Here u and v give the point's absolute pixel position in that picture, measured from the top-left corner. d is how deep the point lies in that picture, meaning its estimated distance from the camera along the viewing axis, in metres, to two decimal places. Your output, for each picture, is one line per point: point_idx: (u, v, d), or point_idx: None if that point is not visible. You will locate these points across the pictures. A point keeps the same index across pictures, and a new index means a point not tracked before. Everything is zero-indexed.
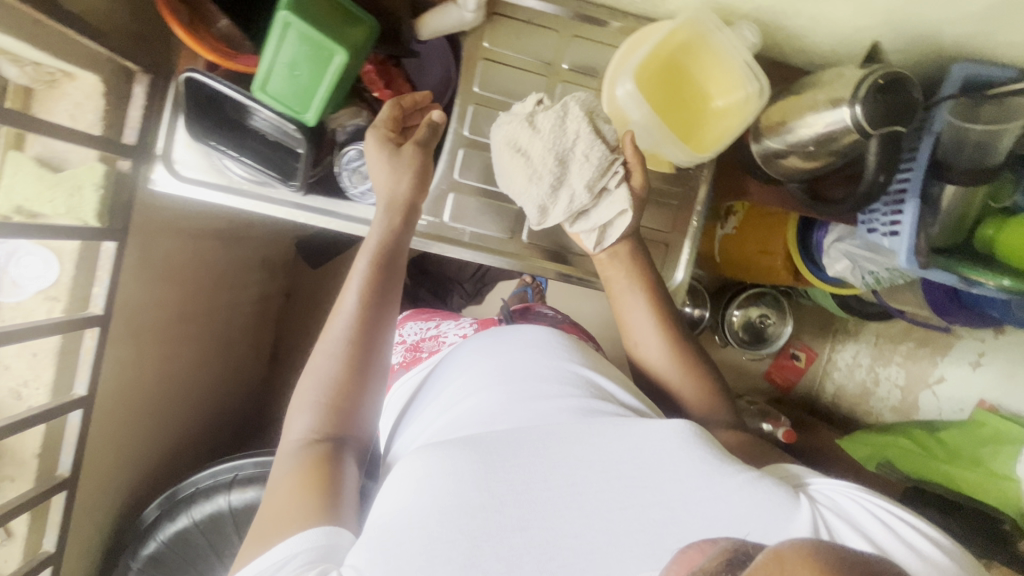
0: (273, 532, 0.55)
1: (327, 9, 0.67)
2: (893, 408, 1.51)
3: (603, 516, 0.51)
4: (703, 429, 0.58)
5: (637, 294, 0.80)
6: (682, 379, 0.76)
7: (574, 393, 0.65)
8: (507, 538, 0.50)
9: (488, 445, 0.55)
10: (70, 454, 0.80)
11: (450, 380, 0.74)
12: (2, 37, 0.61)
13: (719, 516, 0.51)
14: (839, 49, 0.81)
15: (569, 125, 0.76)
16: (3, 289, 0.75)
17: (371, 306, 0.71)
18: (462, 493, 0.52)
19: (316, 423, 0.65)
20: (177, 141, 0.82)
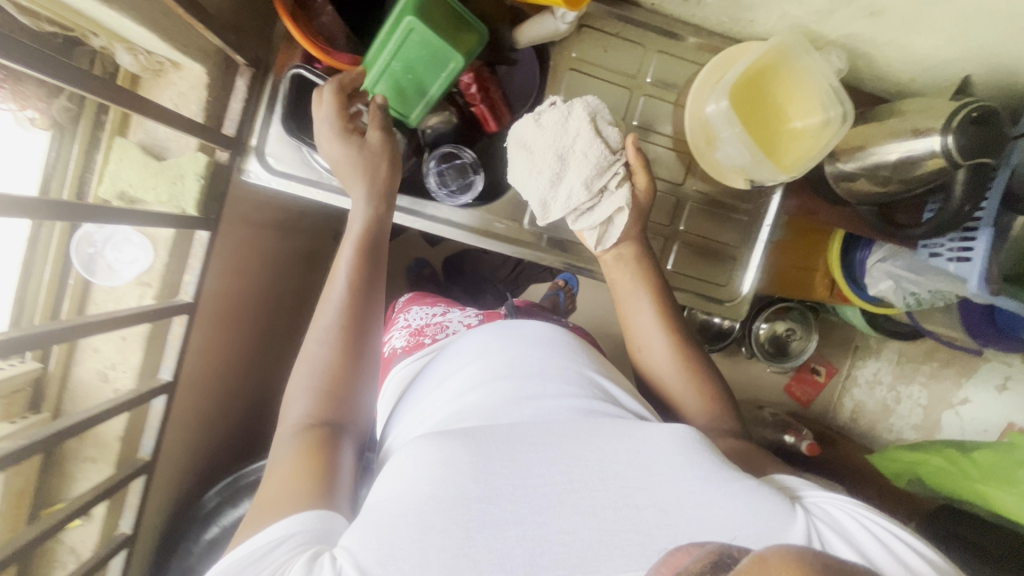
0: (262, 515, 0.53)
1: (446, 15, 0.69)
2: (916, 425, 1.58)
3: (596, 514, 0.50)
4: (701, 435, 0.57)
5: (644, 298, 0.81)
6: (682, 384, 0.77)
7: (577, 391, 0.63)
8: (499, 532, 0.48)
9: (487, 436, 0.53)
10: (153, 437, 0.81)
11: (449, 364, 0.71)
12: (135, 26, 0.62)
13: (711, 521, 0.50)
14: (919, 79, 0.83)
15: (571, 123, 0.76)
16: (99, 273, 0.76)
17: (360, 295, 0.69)
18: (459, 484, 0.50)
19: (312, 407, 0.63)
20: (270, 135, 0.81)
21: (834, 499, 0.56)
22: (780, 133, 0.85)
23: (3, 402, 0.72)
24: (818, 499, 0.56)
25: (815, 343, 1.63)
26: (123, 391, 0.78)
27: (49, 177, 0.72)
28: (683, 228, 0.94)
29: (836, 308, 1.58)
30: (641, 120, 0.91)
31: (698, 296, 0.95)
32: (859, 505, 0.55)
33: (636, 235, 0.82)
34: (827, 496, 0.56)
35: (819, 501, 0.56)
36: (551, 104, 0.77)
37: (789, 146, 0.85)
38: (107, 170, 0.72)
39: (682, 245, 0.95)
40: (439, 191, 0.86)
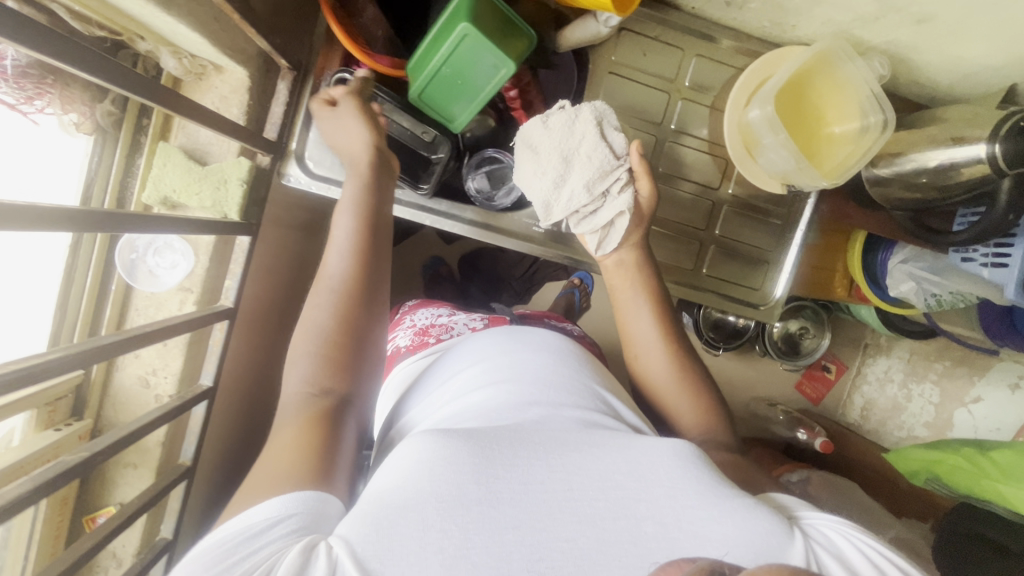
0: (250, 495, 0.48)
1: (494, 15, 0.68)
2: (927, 424, 1.50)
3: (595, 523, 0.48)
4: (701, 450, 0.55)
5: (641, 299, 0.78)
6: (678, 393, 0.73)
7: (580, 402, 0.61)
8: (498, 535, 0.46)
9: (489, 439, 0.51)
10: (193, 443, 0.81)
11: (450, 371, 0.69)
12: (186, 31, 0.61)
13: (710, 538, 0.48)
14: (958, 84, 0.83)
15: (578, 127, 0.76)
16: (141, 279, 0.76)
17: (363, 280, 0.64)
18: (458, 483, 0.47)
19: (313, 374, 0.59)
20: (309, 140, 0.80)
21: (833, 522, 0.54)
22: (817, 138, 0.85)
23: (46, 410, 0.72)
24: (815, 518, 0.55)
25: (828, 342, 1.64)
26: (165, 397, 0.78)
27: (91, 183, 0.71)
28: (718, 232, 0.95)
29: (851, 308, 1.55)
30: (678, 123, 0.91)
31: (732, 301, 0.96)
32: (856, 529, 0.54)
33: (639, 242, 0.80)
34: (825, 518, 0.55)
35: (816, 523, 0.54)
36: (564, 107, 0.77)
37: (826, 152, 0.85)
38: (150, 175, 0.72)
39: (717, 248, 0.95)
40: (475, 192, 0.87)
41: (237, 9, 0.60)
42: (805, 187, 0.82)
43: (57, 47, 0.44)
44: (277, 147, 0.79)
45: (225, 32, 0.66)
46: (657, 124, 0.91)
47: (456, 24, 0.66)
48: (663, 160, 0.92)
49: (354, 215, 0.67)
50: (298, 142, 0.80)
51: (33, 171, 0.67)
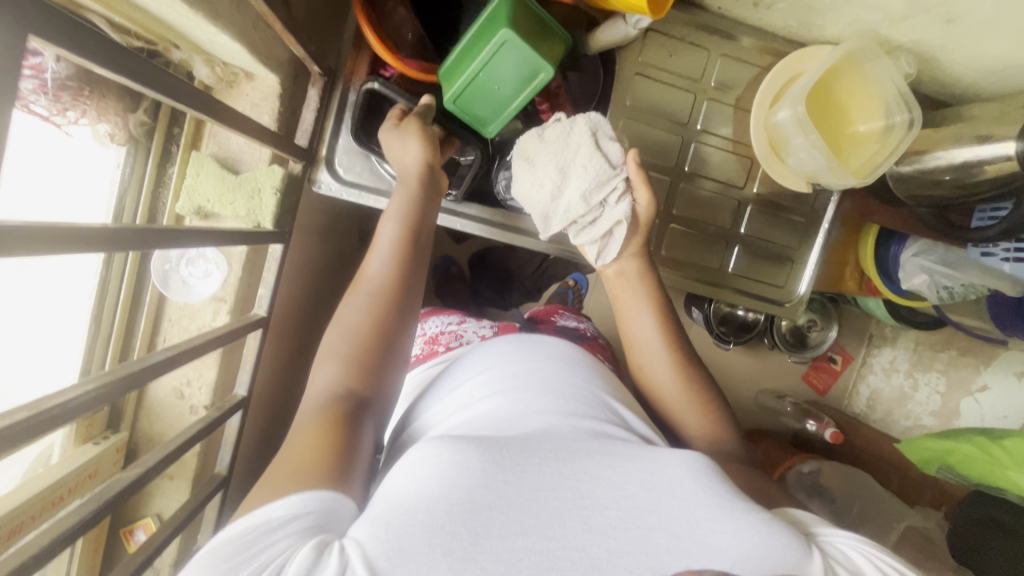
0: (267, 493, 0.47)
1: (532, 23, 0.68)
2: (933, 413, 1.52)
3: (606, 533, 0.46)
4: (716, 463, 0.53)
5: (642, 306, 0.78)
6: (681, 401, 0.73)
7: (593, 414, 0.61)
8: (508, 541, 0.44)
9: (500, 441, 0.49)
10: (229, 453, 0.80)
11: (460, 380, 0.69)
12: (226, 40, 0.60)
13: (724, 551, 0.47)
14: (982, 82, 0.84)
15: (574, 139, 0.76)
16: (174, 289, 0.76)
17: (400, 286, 0.64)
18: (468, 489, 0.46)
19: (345, 370, 0.59)
20: (340, 145, 0.80)
21: (848, 539, 0.54)
22: (842, 137, 0.86)
23: (83, 424, 0.73)
24: (833, 535, 0.54)
25: (835, 332, 1.63)
26: (201, 408, 0.77)
27: (124, 194, 0.71)
28: (744, 230, 0.95)
29: (858, 300, 1.57)
30: (702, 123, 0.92)
31: (757, 299, 0.97)
32: (870, 546, 0.53)
33: (640, 251, 0.80)
34: (840, 535, 0.54)
35: (833, 542, 0.53)
36: (563, 120, 0.77)
37: (852, 150, 0.86)
38: (184, 185, 0.72)
39: (741, 247, 0.96)
40: (504, 196, 0.89)
41: (280, 18, 0.59)
42: (833, 186, 0.82)
43: (148, 77, 0.44)
44: (308, 154, 0.79)
45: (261, 40, 0.66)
46: (683, 125, 0.91)
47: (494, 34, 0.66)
48: (687, 160, 0.93)
49: (399, 224, 0.67)
50: (328, 149, 0.80)
51: (67, 184, 0.66)
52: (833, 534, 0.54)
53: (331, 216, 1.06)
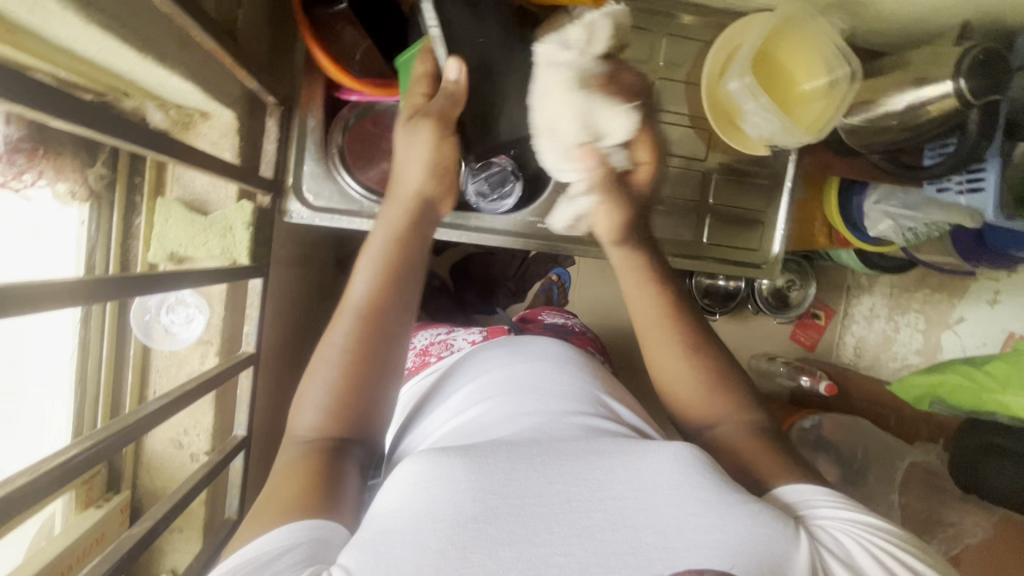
0: (255, 526, 0.50)
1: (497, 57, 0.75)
2: (918, 350, 1.61)
3: (594, 536, 0.48)
4: (704, 454, 0.55)
5: (643, 295, 0.75)
6: (700, 388, 0.72)
7: (583, 408, 0.63)
8: (495, 552, 0.46)
9: (487, 453, 0.51)
10: (237, 496, 0.79)
11: (456, 395, 0.70)
12: (179, 81, 0.60)
13: (710, 545, 0.48)
14: (914, 29, 0.88)
15: (558, 99, 0.69)
16: (156, 338, 0.74)
17: (383, 306, 0.64)
18: (457, 504, 0.47)
19: (321, 420, 0.60)
20: (304, 172, 0.81)
21: (832, 514, 0.57)
22: (791, 98, 0.89)
23: (83, 488, 0.71)
24: (818, 512, 0.57)
25: (815, 290, 1.67)
26: (201, 454, 0.76)
27: (92, 250, 0.70)
28: (712, 201, 0.98)
29: (831, 255, 1.61)
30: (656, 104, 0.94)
31: (733, 264, 1.00)
32: (854, 522, 0.56)
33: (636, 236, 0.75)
34: (825, 512, 0.57)
35: (820, 524, 0.56)
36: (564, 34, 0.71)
37: (800, 110, 0.89)
38: (154, 233, 0.71)
39: (713, 218, 0.98)
40: (478, 200, 0.89)
41: (230, 52, 0.59)
42: (790, 147, 0.85)
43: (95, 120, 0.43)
44: (275, 185, 0.79)
45: (215, 76, 0.65)
46: None
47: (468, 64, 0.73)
48: None
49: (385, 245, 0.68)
50: (292, 177, 0.81)
51: (32, 248, 0.65)
52: (818, 510, 0.57)
53: (297, 245, 1.05)
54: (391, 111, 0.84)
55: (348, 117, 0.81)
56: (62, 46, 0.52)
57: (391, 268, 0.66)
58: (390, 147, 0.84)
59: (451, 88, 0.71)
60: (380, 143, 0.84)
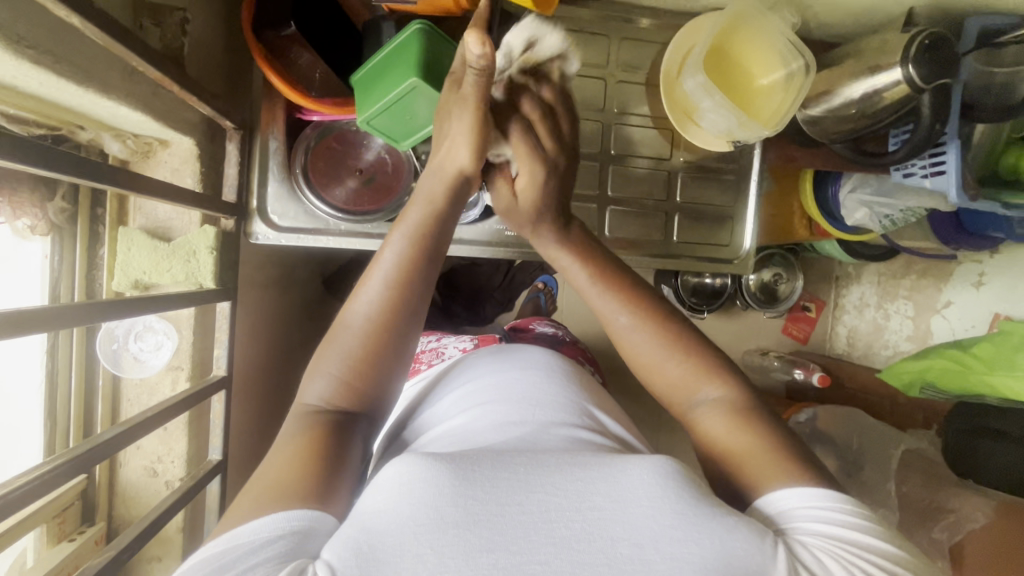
0: (251, 504, 0.49)
1: (445, 63, 0.70)
2: (909, 337, 1.56)
3: (570, 545, 0.43)
4: (684, 464, 0.51)
5: (591, 288, 0.71)
6: (669, 359, 0.67)
7: (570, 420, 0.62)
8: (470, 559, 0.42)
9: (471, 459, 0.49)
10: (214, 522, 0.79)
11: (443, 412, 0.69)
12: (127, 110, 0.61)
13: (688, 560, 0.43)
14: (866, 18, 0.89)
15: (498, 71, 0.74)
16: (125, 366, 0.74)
17: (401, 290, 0.62)
18: (437, 507, 0.44)
19: (329, 394, 0.60)
20: (268, 194, 0.83)
21: (828, 528, 0.50)
22: (750, 94, 0.90)
23: (55, 522, 0.70)
24: (810, 523, 0.51)
25: (803, 283, 1.66)
26: (176, 481, 0.76)
27: (57, 283, 0.70)
28: (679, 199, 0.99)
29: (815, 246, 1.61)
30: (619, 106, 0.95)
31: (704, 261, 1.00)
32: (852, 540, 0.49)
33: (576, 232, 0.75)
34: (819, 525, 0.50)
35: (808, 539, 0.49)
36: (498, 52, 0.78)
37: (759, 103, 0.90)
38: (117, 262, 0.72)
39: (681, 215, 0.99)
40: None
41: (176, 80, 0.59)
42: (750, 141, 0.86)
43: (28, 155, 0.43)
44: (239, 208, 0.79)
45: (168, 105, 0.66)
46: (602, 111, 0.95)
47: (403, 76, 0.67)
48: (613, 144, 0.96)
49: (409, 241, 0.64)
50: (257, 199, 0.82)
51: None
52: (809, 522, 0.51)
53: (269, 266, 1.05)
54: (354, 127, 0.84)
55: (310, 138, 0.82)
56: (5, 84, 0.53)
57: (410, 267, 0.62)
58: (356, 164, 0.85)
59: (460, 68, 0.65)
60: (345, 161, 0.84)
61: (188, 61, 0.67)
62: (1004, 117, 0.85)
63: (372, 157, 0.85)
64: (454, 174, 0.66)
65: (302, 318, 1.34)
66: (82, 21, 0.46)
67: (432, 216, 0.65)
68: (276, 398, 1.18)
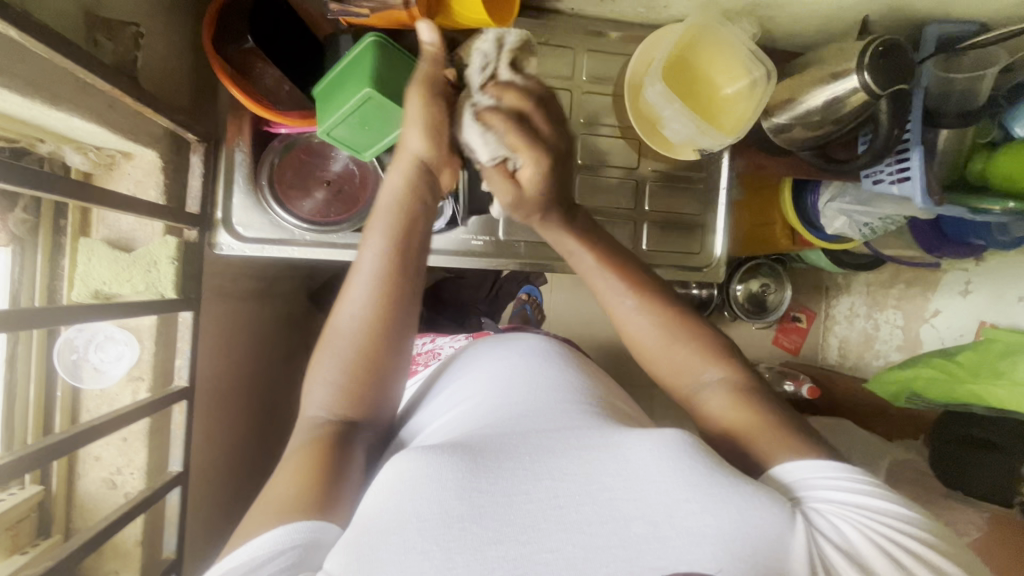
0: (253, 522, 0.51)
1: (400, 73, 0.71)
2: (899, 347, 1.55)
3: (581, 529, 0.47)
4: (697, 439, 0.54)
5: (596, 272, 0.73)
6: (676, 346, 0.70)
7: (579, 398, 0.64)
8: (481, 552, 0.46)
9: (477, 453, 0.52)
10: (174, 534, 0.79)
11: (451, 393, 0.71)
12: (81, 122, 0.62)
13: (703, 533, 0.47)
14: (828, 26, 0.90)
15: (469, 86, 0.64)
16: (86, 377, 0.74)
17: (390, 296, 0.64)
18: (442, 502, 0.48)
19: (332, 403, 0.63)
20: (234, 205, 0.83)
21: (843, 494, 0.53)
22: (715, 103, 0.91)
23: (8, 534, 0.69)
24: (818, 493, 0.53)
25: (791, 293, 1.61)
26: (135, 493, 0.76)
27: (16, 293, 0.70)
28: (648, 207, 0.99)
29: (802, 255, 1.57)
30: (587, 117, 0.96)
31: (674, 268, 1.00)
32: (858, 502, 0.52)
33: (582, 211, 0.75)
34: (833, 493, 0.53)
35: (823, 506, 0.52)
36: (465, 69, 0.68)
37: (725, 113, 0.90)
38: (77, 272, 0.72)
39: (650, 224, 0.99)
40: None
41: (129, 93, 0.61)
42: (711, 148, 0.88)
43: None
44: (203, 220, 0.80)
45: (127, 118, 0.67)
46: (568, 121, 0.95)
47: (358, 87, 0.68)
48: (582, 153, 0.96)
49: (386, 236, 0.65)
50: (222, 210, 0.82)
51: None
52: (818, 491, 0.53)
53: (243, 278, 1.05)
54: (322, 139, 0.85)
55: (276, 151, 0.82)
56: None
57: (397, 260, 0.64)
58: (324, 175, 0.86)
59: (433, 52, 0.66)
60: (313, 173, 0.85)
61: (143, 75, 0.68)
62: (966, 122, 0.84)
63: (339, 167, 0.86)
64: (412, 161, 0.67)
65: (285, 330, 1.34)
66: (23, 35, 0.47)
67: (408, 210, 0.66)
68: (252, 412, 1.17)
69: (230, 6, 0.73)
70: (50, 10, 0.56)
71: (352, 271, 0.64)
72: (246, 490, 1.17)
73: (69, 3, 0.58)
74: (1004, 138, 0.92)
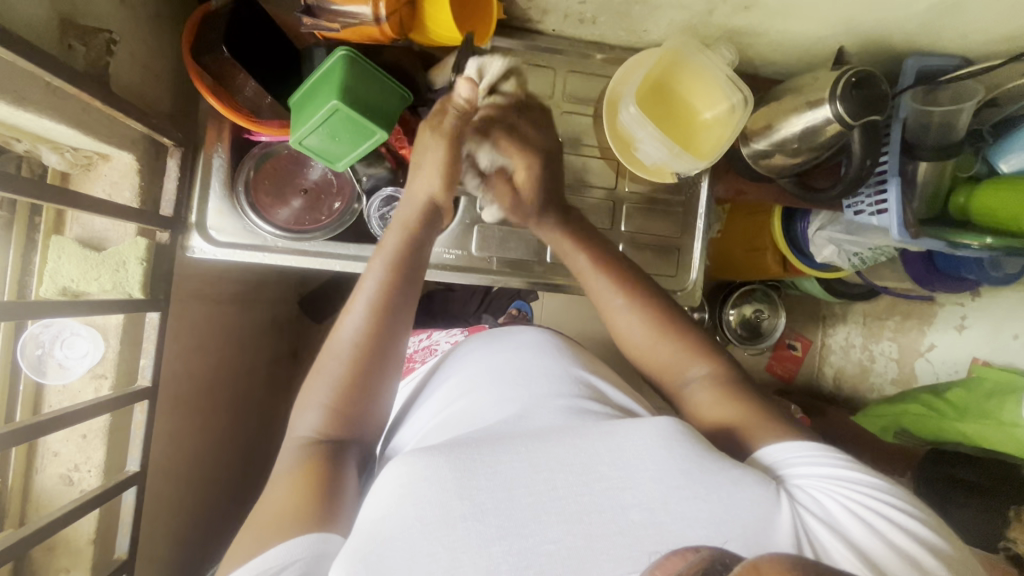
0: (253, 541, 0.54)
1: (371, 88, 0.72)
2: (893, 380, 1.48)
3: (582, 521, 0.51)
4: (686, 424, 0.58)
5: (592, 274, 0.81)
6: (660, 343, 0.75)
7: (565, 392, 0.66)
8: (485, 547, 0.50)
9: (471, 450, 0.55)
10: (127, 535, 0.80)
11: (441, 384, 0.74)
12: (50, 123, 0.64)
13: (697, 518, 0.52)
14: (809, 52, 0.90)
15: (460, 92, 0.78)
16: (50, 372, 0.75)
17: (387, 308, 0.70)
18: (443, 504, 0.51)
19: (320, 424, 0.65)
20: (208, 209, 0.84)
21: (820, 470, 0.57)
22: (693, 127, 0.91)
23: None
24: (803, 472, 0.57)
25: (785, 320, 1.56)
26: (88, 490, 0.76)
27: None
28: (624, 228, 0.99)
29: (795, 282, 1.55)
30: (568, 136, 0.97)
31: None
32: (835, 474, 0.57)
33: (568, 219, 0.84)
34: (811, 471, 0.57)
35: (806, 483, 0.56)
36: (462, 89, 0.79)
37: (702, 137, 0.90)
38: (47, 269, 0.74)
39: (626, 244, 0.99)
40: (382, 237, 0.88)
41: (98, 98, 0.63)
42: (684, 172, 0.88)
43: None
44: (176, 222, 0.81)
45: (102, 122, 0.69)
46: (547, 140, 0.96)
47: (326, 99, 0.69)
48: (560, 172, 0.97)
49: (385, 263, 0.72)
50: (196, 214, 0.84)
51: None
52: (802, 470, 0.57)
53: (224, 280, 1.06)
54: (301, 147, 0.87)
55: (255, 157, 0.84)
56: None
57: (390, 286, 0.70)
58: (301, 183, 0.87)
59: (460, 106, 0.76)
60: (291, 180, 0.86)
61: (117, 79, 0.70)
62: (944, 156, 0.83)
63: (316, 175, 0.87)
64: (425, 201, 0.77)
65: (270, 334, 1.34)
66: None
67: (408, 240, 0.74)
68: (229, 415, 1.17)
69: (211, 17, 0.75)
70: (24, 16, 0.59)
71: (355, 293, 0.70)
72: (221, 493, 1.17)
73: (41, 8, 0.60)
74: (986, 173, 0.92)
